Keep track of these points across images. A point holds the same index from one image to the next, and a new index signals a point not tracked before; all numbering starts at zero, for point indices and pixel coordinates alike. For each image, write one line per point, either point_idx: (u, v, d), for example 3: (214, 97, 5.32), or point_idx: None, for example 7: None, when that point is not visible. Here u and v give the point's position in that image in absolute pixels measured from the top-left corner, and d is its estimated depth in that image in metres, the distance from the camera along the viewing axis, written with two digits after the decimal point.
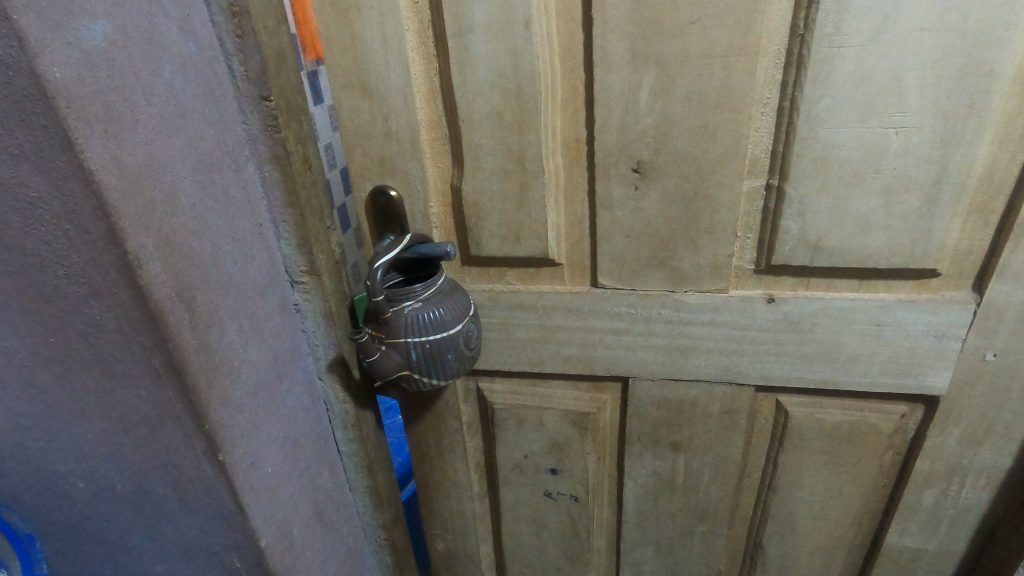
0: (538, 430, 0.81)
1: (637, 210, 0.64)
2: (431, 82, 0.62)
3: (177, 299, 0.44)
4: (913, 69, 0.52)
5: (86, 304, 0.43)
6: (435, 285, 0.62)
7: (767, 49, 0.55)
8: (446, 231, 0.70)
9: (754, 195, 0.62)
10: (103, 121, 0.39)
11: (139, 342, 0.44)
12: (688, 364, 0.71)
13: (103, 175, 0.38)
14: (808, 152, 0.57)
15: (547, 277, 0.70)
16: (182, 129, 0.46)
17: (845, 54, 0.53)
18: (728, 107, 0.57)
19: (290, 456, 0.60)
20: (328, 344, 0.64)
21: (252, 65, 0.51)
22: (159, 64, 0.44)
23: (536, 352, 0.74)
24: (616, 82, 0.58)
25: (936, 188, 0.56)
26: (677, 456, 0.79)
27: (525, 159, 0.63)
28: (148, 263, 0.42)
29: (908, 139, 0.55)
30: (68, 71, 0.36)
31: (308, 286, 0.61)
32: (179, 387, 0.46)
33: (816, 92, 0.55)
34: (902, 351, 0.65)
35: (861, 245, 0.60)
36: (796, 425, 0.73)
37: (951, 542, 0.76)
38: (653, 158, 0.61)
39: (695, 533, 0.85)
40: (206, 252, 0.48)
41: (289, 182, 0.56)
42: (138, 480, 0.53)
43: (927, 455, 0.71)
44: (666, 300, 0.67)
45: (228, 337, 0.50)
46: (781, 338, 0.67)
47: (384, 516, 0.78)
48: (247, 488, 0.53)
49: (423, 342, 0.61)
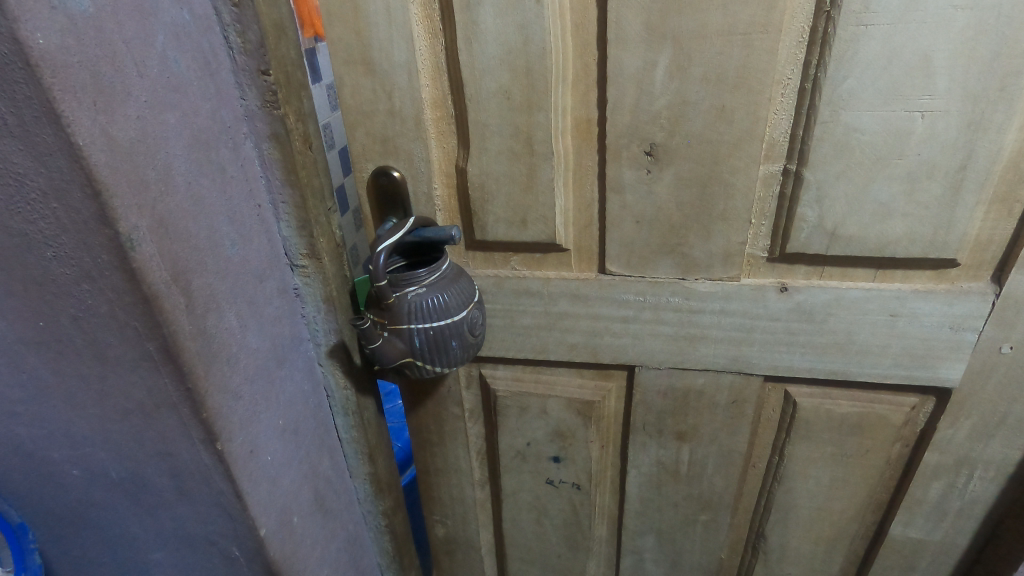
0: (542, 418, 0.80)
1: (648, 194, 0.62)
2: (436, 58, 0.60)
3: (172, 283, 0.42)
4: (943, 50, 0.50)
5: (77, 287, 0.41)
6: (439, 270, 0.60)
7: (790, 27, 0.52)
8: (450, 214, 0.68)
9: (770, 180, 0.60)
10: (91, 93, 0.36)
11: (132, 327, 0.42)
12: (697, 353, 0.69)
13: (93, 151, 0.36)
14: (829, 136, 0.55)
15: (553, 263, 0.69)
16: (176, 103, 0.43)
17: (872, 34, 0.50)
18: (747, 88, 0.55)
19: (290, 443, 0.59)
20: (329, 329, 0.62)
21: (249, 37, 0.49)
22: (151, 33, 0.41)
23: (541, 339, 0.73)
24: (630, 60, 0.55)
25: (961, 175, 0.54)
26: (681, 446, 0.78)
27: (534, 140, 0.60)
28: (142, 246, 0.40)
29: (934, 123, 0.53)
30: (53, 38, 0.34)
31: (309, 270, 0.59)
32: (175, 374, 0.44)
33: (840, 73, 0.52)
34: (916, 342, 0.63)
35: (880, 233, 0.59)
36: (804, 416, 0.72)
37: (956, 534, 0.76)
38: (666, 141, 0.58)
39: (698, 522, 0.84)
40: (202, 234, 0.46)
41: (288, 161, 0.53)
42: (134, 468, 0.51)
43: (936, 447, 0.70)
44: (676, 288, 0.66)
45: (226, 323, 0.48)
46: (793, 328, 0.65)
47: (385, 503, 0.77)
48: (247, 477, 0.52)
49: (427, 328, 0.59)
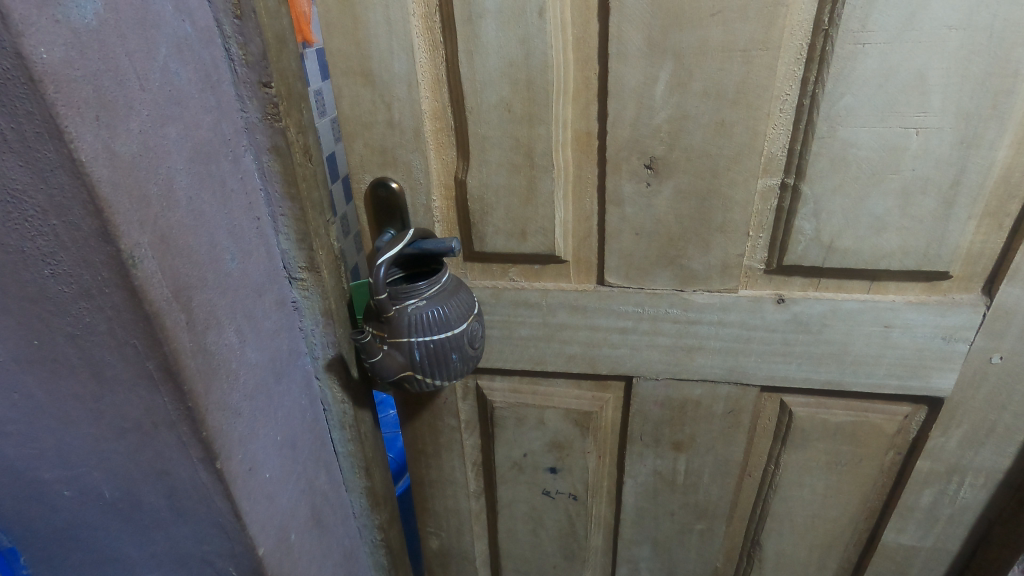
0: (538, 428, 0.80)
1: (648, 207, 0.62)
2: (436, 69, 0.60)
3: (173, 300, 0.42)
4: (938, 69, 0.51)
5: (74, 306, 0.40)
6: (439, 282, 0.60)
7: (789, 44, 0.53)
8: (448, 225, 0.68)
9: (768, 194, 0.60)
10: (94, 107, 0.35)
11: (132, 346, 0.41)
12: (694, 364, 0.70)
13: (95, 167, 0.35)
14: (827, 151, 0.56)
15: (552, 274, 0.69)
16: (178, 116, 0.43)
17: (869, 52, 0.51)
18: (746, 103, 0.55)
19: (288, 458, 0.58)
20: (327, 343, 0.62)
21: (251, 49, 0.48)
22: (154, 45, 0.40)
23: (539, 350, 0.73)
24: (631, 75, 0.56)
25: (953, 190, 0.56)
26: (678, 456, 0.78)
27: (534, 153, 0.60)
28: (143, 262, 0.39)
29: (929, 140, 0.54)
30: (57, 52, 0.33)
31: (308, 283, 0.58)
32: (175, 393, 0.43)
33: (838, 90, 0.53)
34: (909, 352, 0.64)
35: (875, 246, 0.59)
36: (799, 425, 0.73)
37: (947, 540, 0.77)
38: (666, 154, 0.59)
39: (694, 531, 0.85)
40: (202, 248, 0.45)
41: (289, 174, 0.53)
42: (129, 488, 0.50)
43: (927, 455, 0.71)
44: (674, 299, 0.66)
45: (226, 338, 0.48)
46: (790, 339, 0.66)
47: (381, 517, 0.76)
48: (246, 495, 0.51)
49: (428, 342, 0.59)
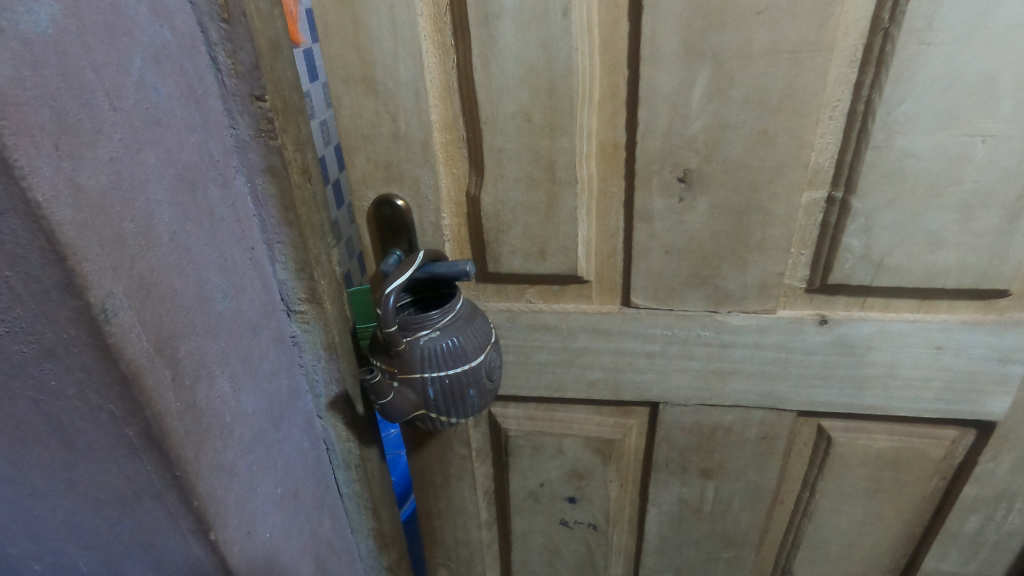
0: (556, 457, 0.75)
1: (680, 224, 0.57)
2: (447, 76, 0.54)
3: (156, 355, 0.36)
4: (1009, 72, 0.46)
5: (37, 367, 0.34)
6: (453, 311, 0.54)
7: (842, 45, 0.48)
8: (459, 244, 0.62)
9: (812, 208, 0.55)
10: (53, 135, 0.29)
11: (107, 410, 0.35)
12: (727, 389, 0.65)
13: (55, 207, 0.29)
14: (881, 162, 0.51)
15: (572, 295, 0.63)
16: (157, 139, 0.37)
17: (934, 53, 0.46)
18: (792, 110, 0.50)
19: (289, 511, 0.52)
20: (330, 379, 0.56)
21: (241, 58, 0.42)
22: (126, 56, 0.34)
23: (559, 376, 0.67)
24: (665, 80, 0.50)
25: (1019, 203, 0.51)
26: (706, 484, 0.73)
27: (556, 167, 0.55)
28: (119, 315, 0.33)
29: (995, 149, 0.49)
30: (3, 69, 0.27)
31: (308, 315, 0.52)
32: (160, 460, 0.37)
33: (897, 95, 0.48)
34: (961, 375, 0.60)
35: (929, 263, 0.55)
36: (837, 451, 0.68)
37: (989, 566, 0.73)
38: (701, 166, 0.54)
39: (720, 560, 0.80)
40: (189, 289, 0.39)
41: (286, 197, 0.47)
42: (109, 560, 0.44)
43: (975, 480, 0.67)
44: (707, 321, 0.61)
45: (218, 390, 0.42)
46: (832, 362, 0.61)
47: (389, 559, 0.70)
48: (244, 562, 0.45)
49: (442, 377, 0.53)
